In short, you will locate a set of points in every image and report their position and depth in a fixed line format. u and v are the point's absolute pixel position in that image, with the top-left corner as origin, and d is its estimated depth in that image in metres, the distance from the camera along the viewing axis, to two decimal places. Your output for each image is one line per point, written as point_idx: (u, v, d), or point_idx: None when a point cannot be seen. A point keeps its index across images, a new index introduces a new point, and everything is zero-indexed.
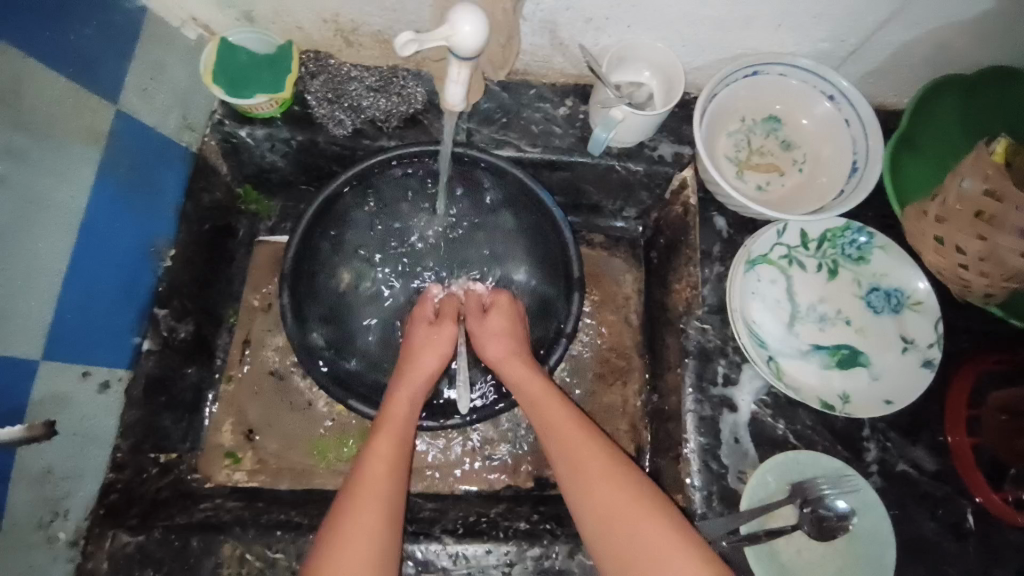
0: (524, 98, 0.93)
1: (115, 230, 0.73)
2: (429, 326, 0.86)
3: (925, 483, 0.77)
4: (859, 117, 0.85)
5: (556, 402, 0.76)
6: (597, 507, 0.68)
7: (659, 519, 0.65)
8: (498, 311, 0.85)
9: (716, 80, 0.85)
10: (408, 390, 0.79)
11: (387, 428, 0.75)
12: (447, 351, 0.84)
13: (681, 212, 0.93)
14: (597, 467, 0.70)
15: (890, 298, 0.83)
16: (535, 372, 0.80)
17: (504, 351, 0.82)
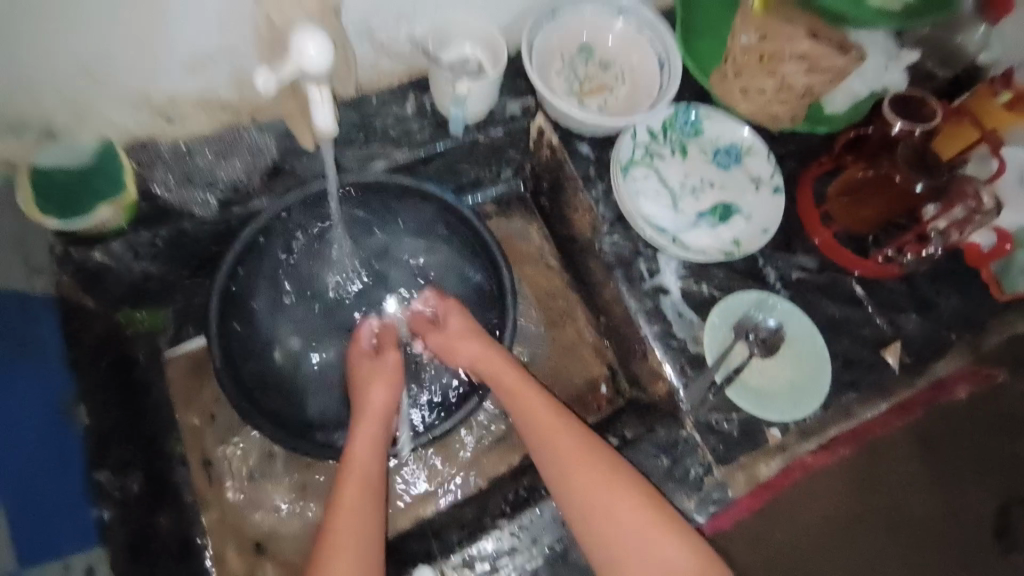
0: (370, 108, 0.95)
1: (9, 410, 0.68)
2: (372, 358, 0.85)
3: (818, 277, 0.95)
4: (648, 23, 1.00)
5: (531, 397, 0.80)
6: (573, 482, 0.74)
7: (626, 490, 0.73)
8: (454, 317, 0.87)
9: (528, 33, 0.96)
10: (369, 430, 0.78)
11: (354, 476, 0.74)
12: (396, 377, 0.83)
13: (550, 153, 1.03)
14: (573, 451, 0.75)
15: (731, 154, 1.00)
16: (509, 370, 0.83)
17: (471, 357, 0.84)
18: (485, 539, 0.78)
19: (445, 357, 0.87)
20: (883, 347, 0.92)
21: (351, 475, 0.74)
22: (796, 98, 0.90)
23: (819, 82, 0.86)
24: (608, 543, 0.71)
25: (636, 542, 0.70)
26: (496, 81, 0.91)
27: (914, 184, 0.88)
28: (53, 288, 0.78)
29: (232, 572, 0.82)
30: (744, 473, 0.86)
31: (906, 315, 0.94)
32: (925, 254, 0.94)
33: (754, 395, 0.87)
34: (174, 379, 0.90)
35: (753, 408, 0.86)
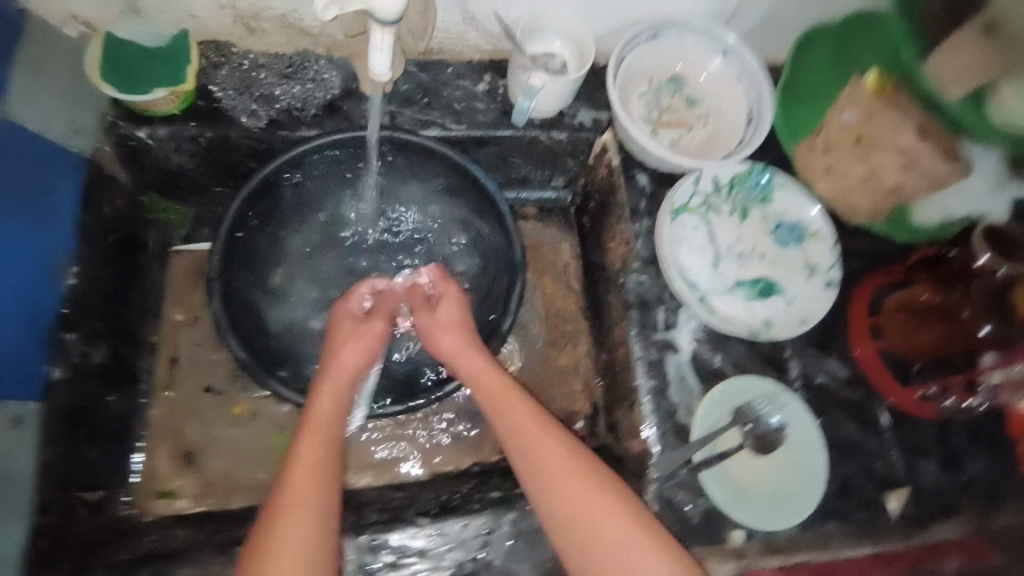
0: (443, 75, 0.93)
1: (13, 245, 0.67)
2: (355, 322, 0.82)
3: (843, 390, 0.87)
4: (751, 72, 0.93)
5: (510, 396, 0.76)
6: (555, 502, 0.68)
7: (614, 507, 0.67)
8: (447, 301, 0.85)
9: (623, 44, 0.90)
10: (336, 386, 0.76)
11: (314, 427, 0.71)
12: (375, 348, 0.80)
13: (606, 174, 0.98)
14: (556, 462, 0.70)
15: (794, 231, 0.92)
16: (482, 368, 0.79)
17: (454, 344, 0.81)
18: (399, 531, 0.73)
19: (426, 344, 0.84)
20: (888, 489, 0.83)
21: (312, 428, 0.71)
22: (882, 194, 0.85)
23: (912, 183, 0.81)
24: (601, 568, 0.65)
25: (631, 566, 0.64)
26: (575, 84, 0.88)
27: (982, 320, 0.76)
28: (89, 149, 0.79)
29: (159, 470, 0.84)
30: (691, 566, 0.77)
31: (926, 464, 0.85)
32: (968, 404, 0.85)
33: (729, 488, 0.80)
34: (175, 274, 0.93)
35: (723, 500, 0.79)
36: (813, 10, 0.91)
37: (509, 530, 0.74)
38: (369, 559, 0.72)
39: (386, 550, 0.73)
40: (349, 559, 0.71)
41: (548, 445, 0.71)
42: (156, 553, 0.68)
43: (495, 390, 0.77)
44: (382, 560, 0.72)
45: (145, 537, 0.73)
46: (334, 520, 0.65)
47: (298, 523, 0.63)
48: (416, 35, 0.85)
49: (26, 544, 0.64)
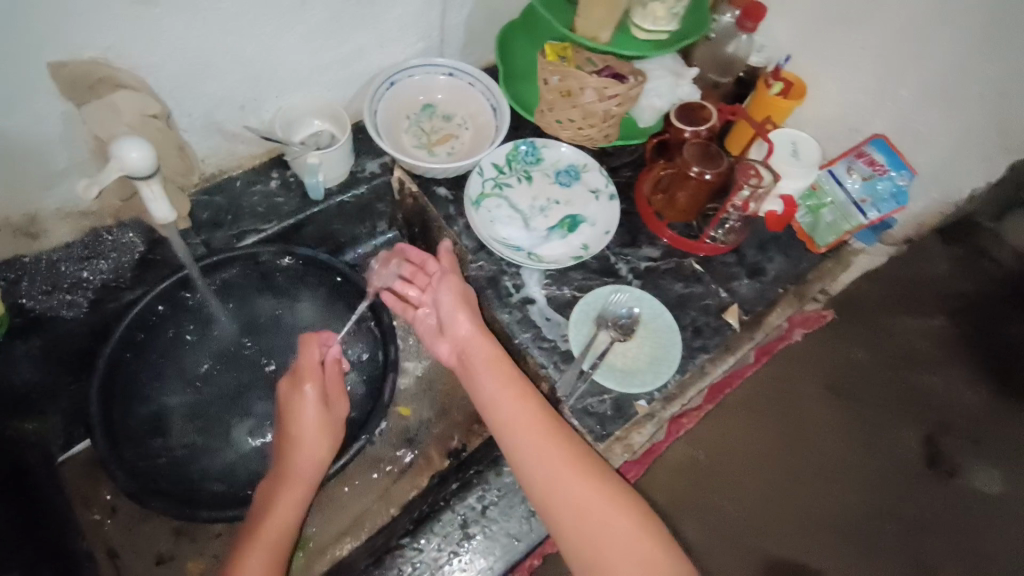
0: (236, 191, 1.03)
1: None
2: (319, 405, 0.87)
3: (660, 263, 1.10)
4: (474, 76, 1.14)
5: (519, 394, 0.85)
6: (564, 489, 0.77)
7: (610, 495, 0.77)
8: (461, 285, 0.94)
9: (370, 100, 1.07)
10: (294, 486, 0.82)
11: (263, 541, 0.78)
12: (336, 432, 0.88)
13: (413, 201, 1.14)
14: (558, 457, 0.79)
15: (570, 173, 1.15)
16: (497, 365, 0.87)
17: (473, 329, 0.91)
18: (391, 561, 0.82)
19: (443, 322, 0.94)
20: (723, 310, 1.07)
21: (263, 541, 0.78)
22: (602, 122, 1.04)
23: (611, 107, 1.00)
24: (589, 540, 0.74)
25: (623, 544, 0.74)
26: (347, 144, 1.02)
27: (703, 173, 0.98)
28: None
29: None
30: (620, 444, 0.96)
31: (739, 281, 1.11)
32: (729, 228, 1.12)
33: (619, 374, 0.97)
34: (70, 483, 0.95)
35: (620, 384, 0.96)
36: (495, 14, 1.15)
37: (475, 507, 0.87)
38: None
39: None
40: None
41: (551, 439, 0.80)
42: None
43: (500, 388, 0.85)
44: None
45: None
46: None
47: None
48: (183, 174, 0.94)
49: None
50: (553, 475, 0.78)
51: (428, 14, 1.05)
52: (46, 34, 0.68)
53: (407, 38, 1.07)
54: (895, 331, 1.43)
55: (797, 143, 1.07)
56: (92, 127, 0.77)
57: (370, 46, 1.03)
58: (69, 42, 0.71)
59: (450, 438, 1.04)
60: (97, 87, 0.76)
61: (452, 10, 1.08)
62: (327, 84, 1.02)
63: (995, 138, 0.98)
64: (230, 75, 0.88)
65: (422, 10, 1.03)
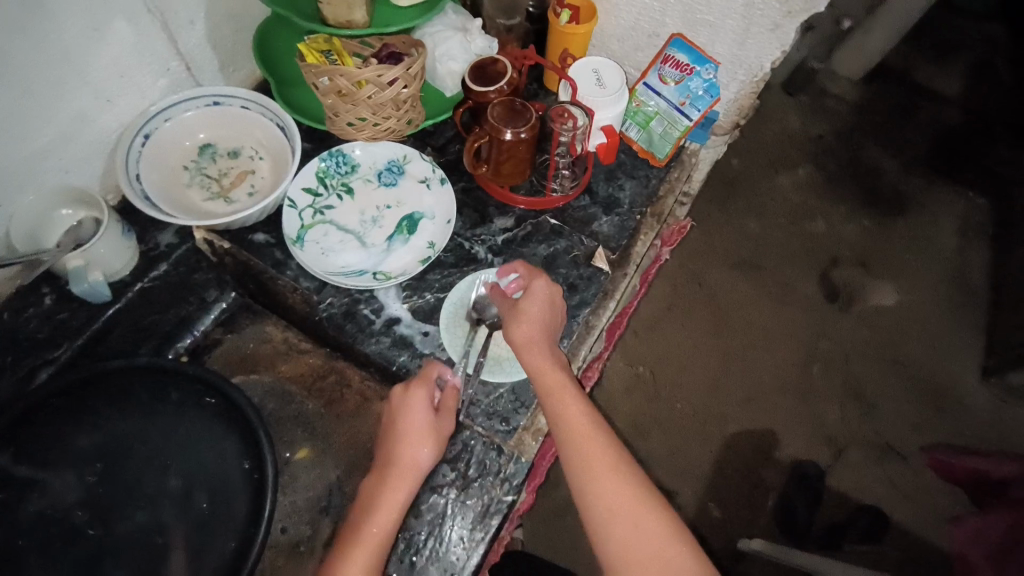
0: (6, 325, 0.87)
1: None
2: (427, 412, 0.81)
3: (515, 231, 1.05)
4: (243, 99, 1.00)
5: (567, 391, 0.77)
6: (602, 499, 0.70)
7: (659, 514, 0.69)
8: (539, 288, 0.84)
9: (124, 166, 0.91)
10: (395, 490, 0.77)
11: (365, 544, 0.75)
12: (443, 443, 0.82)
13: (232, 258, 1.01)
14: (607, 465, 0.71)
15: (392, 169, 1.05)
16: (546, 362, 0.79)
17: (531, 334, 0.82)
18: None
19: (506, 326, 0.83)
20: (592, 257, 1.04)
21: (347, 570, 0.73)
22: (393, 109, 0.94)
23: (400, 91, 0.90)
24: (632, 562, 0.66)
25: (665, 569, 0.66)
26: (112, 224, 0.87)
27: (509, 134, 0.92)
28: None
29: None
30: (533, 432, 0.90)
31: (598, 221, 1.08)
32: (564, 176, 1.08)
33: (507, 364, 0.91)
34: None
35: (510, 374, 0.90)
36: (235, 23, 1.01)
37: (403, 562, 0.83)
38: None
39: None
40: None
41: (605, 446, 0.73)
42: None
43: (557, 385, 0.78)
44: None
45: None
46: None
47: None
48: None
49: None
50: (590, 485, 0.70)
51: (149, 48, 0.90)
52: None
53: (137, 81, 0.91)
54: (776, 189, 1.65)
55: (599, 70, 1.04)
56: None
57: (93, 106, 0.87)
58: None
59: None
60: None
61: (178, 34, 0.93)
62: (61, 163, 0.87)
63: (776, 4, 0.95)
64: None
65: (139, 45, 0.88)
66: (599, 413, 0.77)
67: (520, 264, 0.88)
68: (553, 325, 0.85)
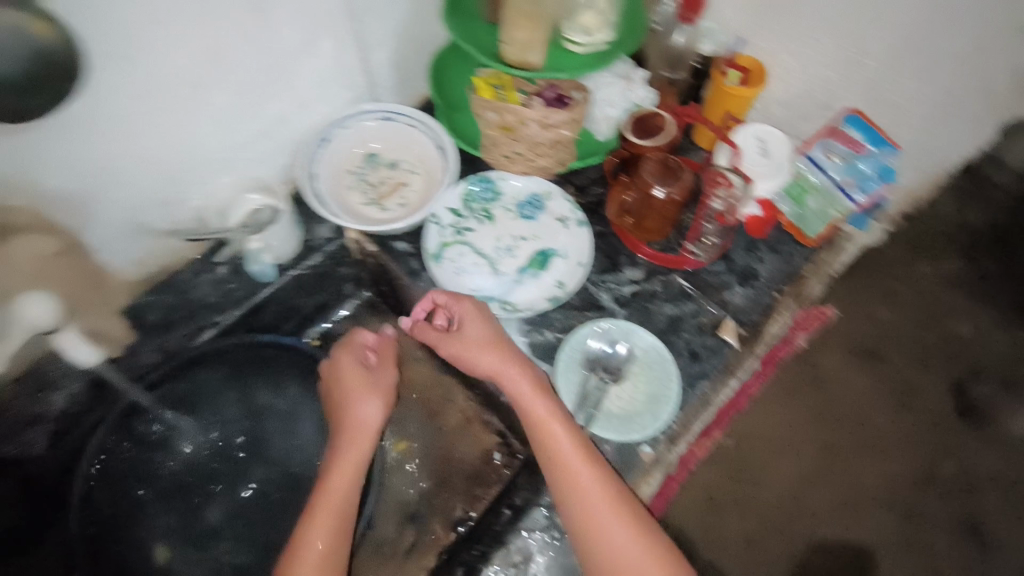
0: (183, 286, 0.96)
1: None
2: (369, 372, 0.92)
3: (644, 285, 1.03)
4: (412, 117, 1.08)
5: (552, 424, 0.81)
6: (597, 531, 0.77)
7: (649, 547, 0.77)
8: (468, 315, 0.89)
9: (304, 164, 1.01)
10: (352, 458, 0.84)
11: (320, 524, 0.79)
12: (389, 400, 0.91)
13: (374, 260, 1.08)
14: (601, 498, 0.78)
15: (533, 203, 1.07)
16: (529, 390, 0.83)
17: (497, 361, 0.85)
18: None
19: (442, 344, 0.89)
20: (720, 328, 0.99)
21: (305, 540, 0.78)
22: (551, 149, 0.96)
23: (562, 133, 0.92)
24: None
25: None
26: (287, 217, 0.97)
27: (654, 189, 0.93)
28: None
29: None
30: None
31: (731, 290, 1.02)
32: (709, 243, 1.04)
33: (616, 423, 0.91)
34: None
35: (618, 434, 0.90)
36: (419, 46, 1.06)
37: None
38: None
39: None
40: None
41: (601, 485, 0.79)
42: None
43: (548, 418, 0.82)
44: None
45: None
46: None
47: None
48: (97, 305, 0.87)
49: None
50: (589, 516, 0.77)
51: (346, 63, 0.97)
52: None
53: (328, 91, 0.99)
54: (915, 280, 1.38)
55: (766, 138, 1.01)
56: None
57: (291, 110, 0.95)
58: None
59: (451, 507, 0.99)
60: None
61: (372, 53, 0.99)
62: (251, 154, 0.94)
63: (976, 100, 0.90)
64: (141, 180, 0.82)
65: (338, 60, 0.95)
66: (587, 440, 0.82)
67: (442, 296, 0.90)
68: (502, 336, 0.89)
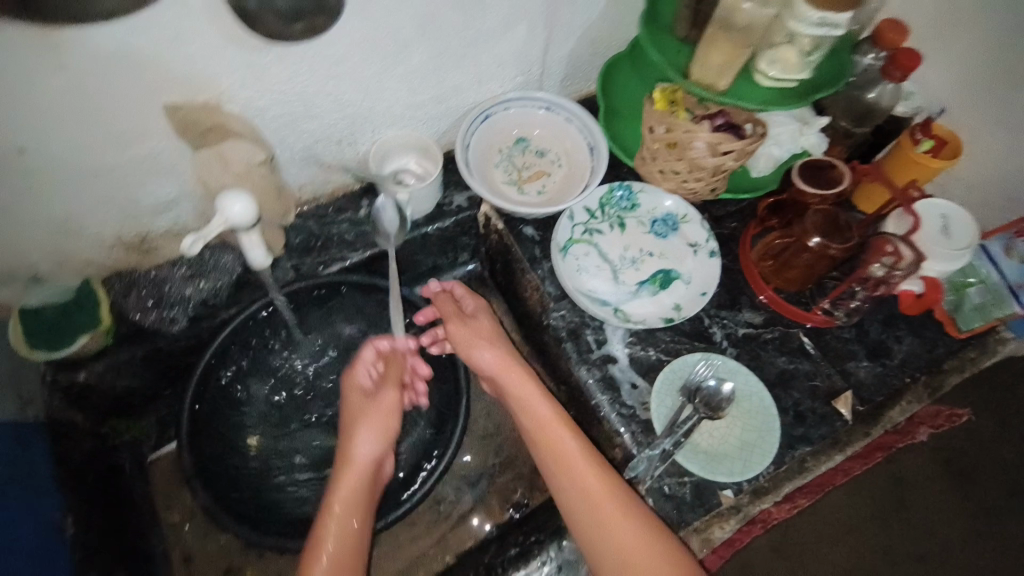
0: (326, 217, 1.04)
1: None
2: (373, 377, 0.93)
3: (761, 331, 1.00)
4: (572, 112, 1.08)
5: (558, 432, 0.86)
6: (612, 538, 0.77)
7: (655, 546, 0.76)
8: (482, 314, 0.99)
9: (462, 134, 1.04)
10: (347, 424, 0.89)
11: (348, 485, 0.83)
12: (395, 411, 0.90)
13: (498, 237, 1.11)
14: (607, 504, 0.80)
15: (667, 222, 1.06)
16: (530, 395, 0.90)
17: (500, 358, 0.93)
18: None
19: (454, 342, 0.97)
20: (834, 398, 0.95)
21: (334, 513, 0.81)
22: (709, 175, 0.91)
23: (728, 161, 0.88)
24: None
25: None
26: (436, 181, 1.02)
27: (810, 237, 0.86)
28: (45, 412, 0.88)
29: None
30: (698, 537, 0.86)
31: (855, 362, 0.98)
32: (852, 306, 1.00)
33: (703, 458, 0.89)
34: (157, 484, 1.03)
35: (704, 470, 0.87)
36: (599, 48, 1.07)
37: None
38: None
39: None
40: None
41: (606, 493, 0.80)
42: None
43: (549, 421, 0.87)
44: None
45: None
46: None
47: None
48: (279, 212, 0.97)
49: None
50: (597, 521, 0.79)
51: (528, 50, 1.00)
52: (164, 83, 0.71)
53: (504, 72, 1.02)
54: None
55: (949, 217, 0.95)
56: (199, 173, 0.84)
57: (466, 83, 0.99)
58: (184, 88, 0.73)
59: (513, 489, 1.02)
60: (209, 134, 0.79)
61: (555, 44, 1.01)
62: (421, 116, 1.00)
63: None
64: (328, 118, 0.89)
65: (524, 46, 0.98)
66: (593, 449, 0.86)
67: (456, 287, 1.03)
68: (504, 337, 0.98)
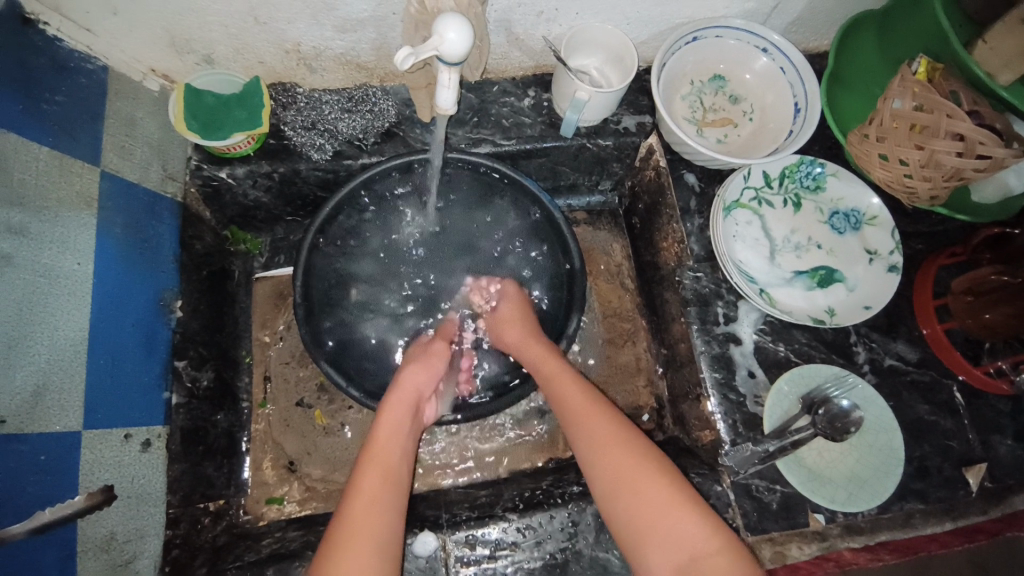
0: (489, 94, 0.98)
1: (119, 295, 0.76)
2: (427, 343, 0.92)
3: (911, 371, 0.88)
4: (793, 64, 0.93)
5: (567, 378, 0.82)
6: (608, 473, 0.70)
7: (653, 472, 0.69)
8: (510, 301, 0.94)
9: (663, 52, 0.91)
10: (405, 394, 0.81)
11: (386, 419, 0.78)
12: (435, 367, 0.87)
13: (654, 174, 1.01)
14: (605, 433, 0.74)
15: (850, 218, 0.93)
16: (545, 350, 0.86)
17: (519, 334, 0.89)
18: (492, 526, 0.80)
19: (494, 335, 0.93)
20: (966, 466, 0.84)
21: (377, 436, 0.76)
22: (941, 178, 0.77)
23: (969, 168, 0.74)
24: (635, 533, 0.66)
25: (668, 529, 0.65)
26: (619, 93, 0.89)
27: None
28: (181, 194, 0.90)
29: (265, 481, 0.95)
30: (772, 547, 0.80)
31: (1004, 439, 0.86)
32: None
33: (806, 474, 0.82)
34: (257, 300, 1.03)
35: (802, 485, 0.81)
36: None
37: (592, 522, 0.81)
38: (465, 552, 0.78)
39: (482, 545, 0.79)
40: (448, 552, 0.78)
41: (600, 412, 0.77)
42: (278, 556, 0.77)
43: (557, 372, 0.83)
44: (477, 553, 0.79)
45: (263, 541, 0.83)
46: (393, 555, 0.66)
47: (354, 561, 0.63)
48: (474, 65, 0.89)
49: (159, 560, 0.75)
50: (593, 456, 0.72)
51: None
52: None
53: None
54: None
55: None
56: None
57: None
58: None
59: None
60: None
61: None
62: (629, 14, 0.89)
63: None
64: None
65: None
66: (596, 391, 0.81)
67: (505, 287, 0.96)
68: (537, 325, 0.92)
